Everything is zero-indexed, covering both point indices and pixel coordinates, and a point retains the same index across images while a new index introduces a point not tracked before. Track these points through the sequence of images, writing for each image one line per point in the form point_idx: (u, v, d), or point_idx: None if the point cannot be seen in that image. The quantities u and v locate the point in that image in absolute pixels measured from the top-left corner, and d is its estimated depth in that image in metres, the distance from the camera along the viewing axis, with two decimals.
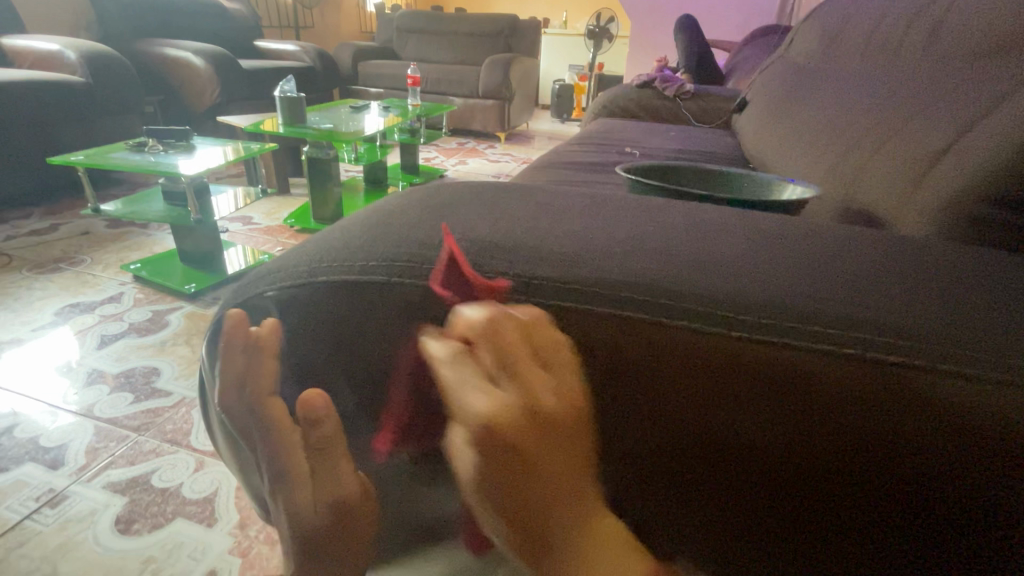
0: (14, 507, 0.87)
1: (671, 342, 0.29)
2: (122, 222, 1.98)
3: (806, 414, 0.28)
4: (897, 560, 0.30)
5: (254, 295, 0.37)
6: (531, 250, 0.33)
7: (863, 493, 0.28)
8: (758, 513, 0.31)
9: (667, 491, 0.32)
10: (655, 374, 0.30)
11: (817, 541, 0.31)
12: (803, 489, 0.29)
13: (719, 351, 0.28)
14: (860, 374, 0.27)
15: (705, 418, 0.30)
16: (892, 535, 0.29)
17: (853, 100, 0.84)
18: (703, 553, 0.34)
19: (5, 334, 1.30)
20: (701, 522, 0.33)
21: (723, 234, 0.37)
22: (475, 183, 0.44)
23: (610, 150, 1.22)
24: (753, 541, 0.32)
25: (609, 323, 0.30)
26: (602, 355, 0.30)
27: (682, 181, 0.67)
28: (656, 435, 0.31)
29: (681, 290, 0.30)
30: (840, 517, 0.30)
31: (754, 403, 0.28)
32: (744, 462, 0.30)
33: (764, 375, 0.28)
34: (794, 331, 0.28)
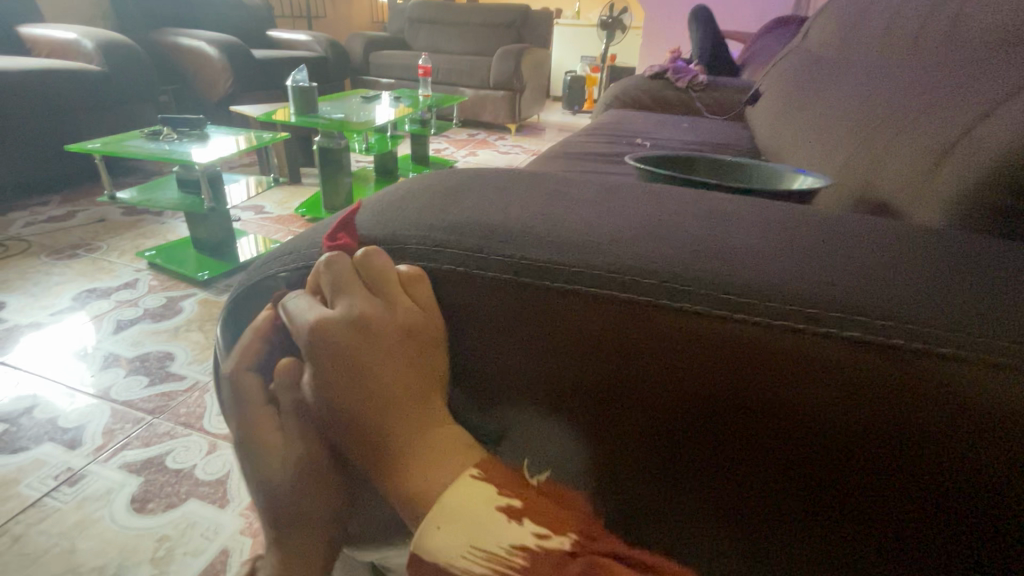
0: (33, 484, 0.89)
1: (684, 323, 0.30)
2: (137, 210, 2.01)
3: (809, 393, 0.29)
4: (864, 524, 0.31)
5: (265, 277, 0.37)
6: (538, 234, 0.33)
7: (837, 460, 0.30)
8: (732, 478, 0.33)
9: (668, 467, 0.34)
10: (663, 354, 0.30)
11: (813, 517, 0.32)
12: (778, 455, 0.31)
13: (729, 331, 0.29)
14: (846, 350, 0.28)
15: (686, 387, 0.31)
16: (861, 500, 0.30)
17: (868, 91, 0.83)
18: (680, 516, 0.35)
19: (25, 318, 1.33)
20: (701, 498, 0.34)
21: (732, 221, 0.37)
22: (484, 170, 0.45)
23: (620, 142, 1.21)
24: (750, 517, 0.33)
25: (608, 304, 0.30)
26: (613, 335, 0.31)
27: (692, 172, 0.66)
28: (662, 412, 0.32)
29: (685, 274, 0.30)
30: (815, 484, 0.31)
31: (734, 374, 0.30)
32: (744, 438, 0.31)
33: (773, 356, 0.29)
34: (808, 314, 0.29)
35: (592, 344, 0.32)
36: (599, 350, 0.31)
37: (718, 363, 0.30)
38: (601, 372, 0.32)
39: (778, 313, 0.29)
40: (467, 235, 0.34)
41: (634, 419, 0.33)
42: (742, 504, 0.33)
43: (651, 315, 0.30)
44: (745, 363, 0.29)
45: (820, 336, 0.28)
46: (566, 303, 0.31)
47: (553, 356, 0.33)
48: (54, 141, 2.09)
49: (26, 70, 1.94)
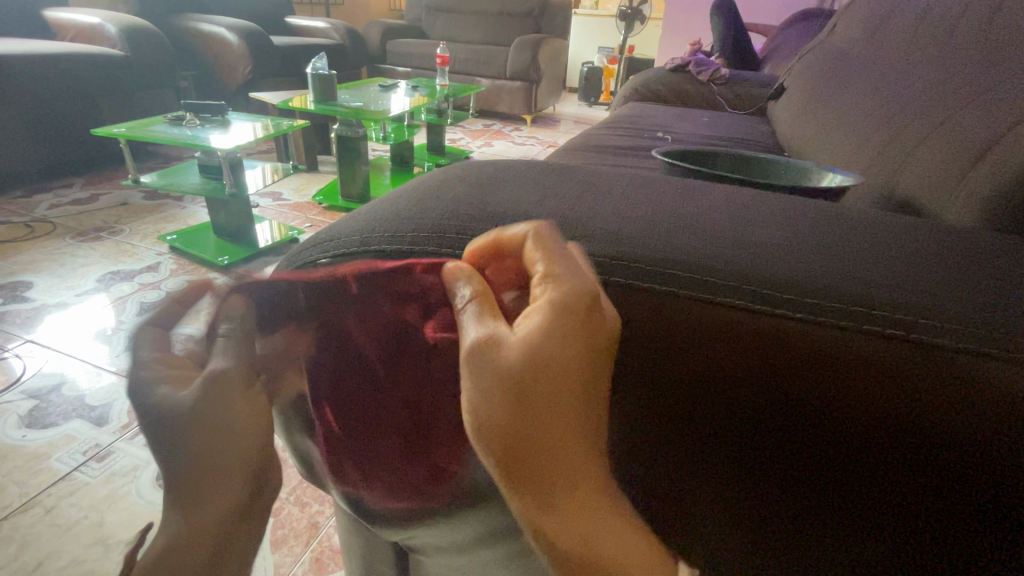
0: (63, 459, 0.92)
1: (715, 315, 0.30)
2: (158, 194, 2.04)
3: (843, 394, 0.28)
4: (901, 538, 0.30)
5: (303, 263, 0.38)
6: (576, 227, 0.34)
7: (877, 468, 0.29)
8: (770, 489, 0.31)
9: (686, 478, 0.32)
10: (696, 348, 0.30)
11: (826, 534, 0.31)
12: (817, 461, 0.29)
13: (761, 327, 0.29)
14: (877, 348, 0.28)
15: (725, 385, 0.30)
16: (901, 510, 0.29)
17: (898, 89, 0.82)
18: (710, 533, 0.33)
19: (51, 299, 1.37)
20: (713, 513, 0.33)
21: (765, 217, 0.37)
22: (514, 162, 0.45)
23: (640, 135, 1.21)
24: (760, 535, 0.32)
25: (649, 295, 0.31)
26: (641, 328, 0.31)
27: (717, 167, 0.66)
28: (688, 414, 0.31)
29: (723, 269, 0.31)
30: (853, 495, 0.30)
31: (773, 372, 0.29)
32: (770, 445, 0.30)
33: (804, 352, 0.28)
34: (836, 310, 0.29)
35: (620, 337, 0.31)
36: (627, 342, 0.31)
37: (749, 359, 0.29)
38: (629, 368, 0.31)
39: (805, 307, 0.29)
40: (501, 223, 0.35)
41: (656, 422, 0.32)
42: (755, 521, 0.32)
43: (680, 308, 0.30)
44: (777, 360, 0.29)
45: (856, 332, 0.28)
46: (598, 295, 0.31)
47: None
48: (78, 125, 2.12)
49: (52, 55, 1.97)
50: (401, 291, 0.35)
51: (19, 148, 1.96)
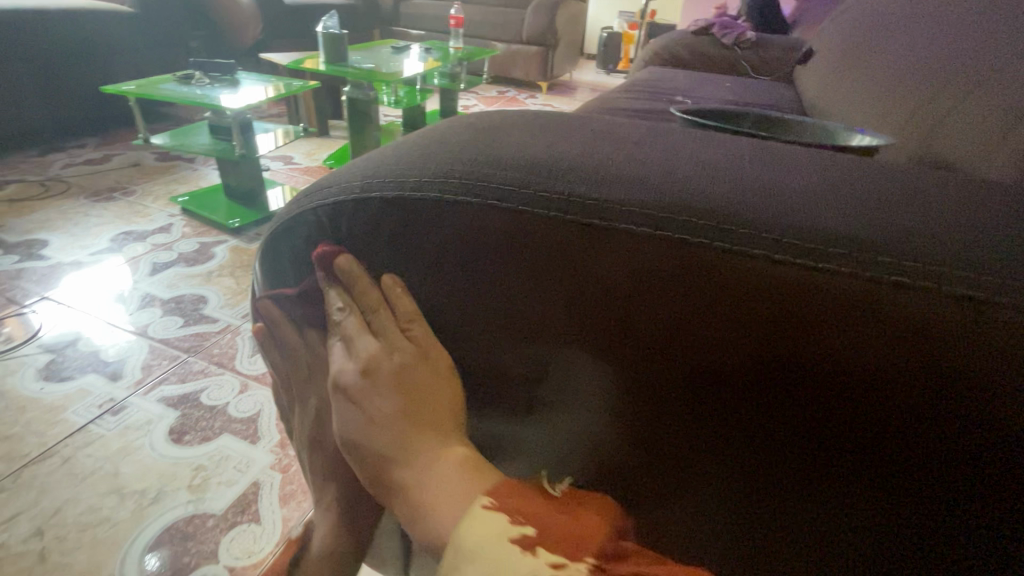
0: (79, 411, 0.94)
1: (738, 268, 0.28)
2: (170, 156, 2.04)
3: (862, 356, 0.27)
4: (888, 482, 0.30)
5: (303, 209, 0.37)
6: (590, 172, 0.32)
7: (849, 414, 0.29)
8: (750, 439, 0.32)
9: (687, 430, 0.33)
10: (710, 304, 0.29)
11: (824, 490, 0.32)
12: (794, 410, 0.30)
13: (787, 282, 0.28)
14: (857, 295, 0.27)
15: (698, 336, 0.30)
16: (884, 455, 0.29)
17: (939, 47, 0.76)
18: (699, 477, 0.35)
19: (66, 257, 1.38)
20: (694, 460, 0.34)
21: (794, 167, 0.35)
22: (527, 112, 0.43)
23: (659, 99, 1.16)
24: (755, 489, 0.34)
25: (643, 243, 0.29)
26: (657, 283, 0.30)
27: (738, 124, 0.63)
28: (686, 368, 0.31)
29: (735, 215, 0.29)
30: (833, 442, 0.30)
31: (745, 322, 0.29)
32: (777, 403, 0.30)
33: (831, 312, 0.27)
34: (875, 264, 0.27)
35: (633, 290, 0.31)
36: (638, 296, 0.31)
37: (768, 319, 0.28)
38: (635, 321, 0.31)
39: (841, 259, 0.27)
40: (347, 252, 0.37)
41: (665, 375, 0.32)
42: (752, 475, 0.33)
43: (701, 260, 0.29)
44: (797, 319, 0.28)
45: (893, 293, 0.26)
46: (616, 245, 0.30)
47: (588, 296, 0.32)
48: (89, 84, 2.11)
49: (61, 10, 1.94)
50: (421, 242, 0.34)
51: (32, 106, 1.95)
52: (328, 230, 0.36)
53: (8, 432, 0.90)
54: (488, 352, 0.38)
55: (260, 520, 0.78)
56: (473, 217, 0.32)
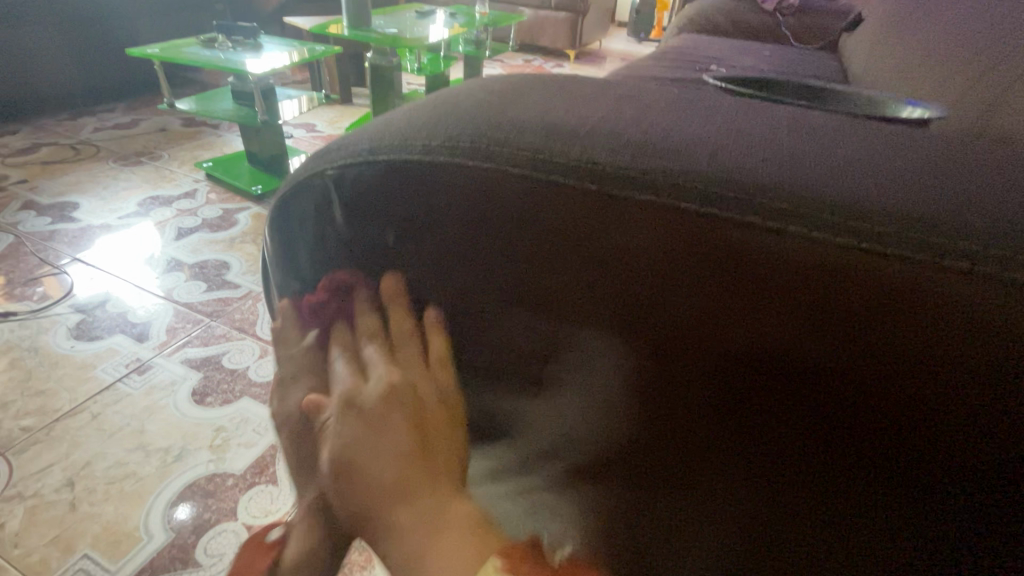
0: (108, 370, 0.98)
1: (778, 247, 0.26)
2: (196, 121, 2.05)
3: (899, 351, 0.25)
4: (895, 472, 0.28)
5: (313, 174, 0.36)
6: (614, 138, 0.30)
7: (868, 403, 0.27)
8: (757, 421, 0.30)
9: (695, 419, 0.32)
10: (740, 288, 0.27)
11: (825, 475, 0.30)
12: (807, 395, 0.28)
13: (823, 263, 0.25)
14: (889, 275, 0.24)
15: (713, 315, 0.28)
16: (895, 446, 0.27)
17: (1002, 11, 0.70)
18: (694, 455, 0.33)
19: (96, 220, 1.41)
20: (694, 441, 0.33)
21: (839, 138, 0.32)
22: (551, 75, 0.40)
23: (693, 67, 1.11)
24: (765, 481, 0.32)
25: (659, 216, 0.27)
26: (689, 262, 0.27)
27: (775, 93, 0.59)
28: (696, 347, 0.29)
29: (771, 185, 0.26)
30: (843, 430, 0.28)
31: (766, 300, 0.26)
32: (795, 392, 0.28)
33: (860, 294, 0.25)
34: (927, 242, 0.24)
35: (659, 268, 0.28)
36: (665, 277, 0.28)
37: (807, 306, 0.26)
38: (645, 296, 0.29)
39: (892, 239, 0.25)
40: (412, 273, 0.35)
41: (675, 362, 0.30)
42: (761, 462, 0.31)
43: (741, 234, 0.26)
44: (826, 301, 0.25)
45: (944, 281, 0.24)
46: (648, 217, 0.27)
47: (608, 271, 0.29)
48: (117, 47, 2.12)
49: None
50: (439, 204, 0.32)
51: (63, 69, 1.98)
52: (332, 193, 0.35)
53: (42, 387, 0.94)
54: (499, 320, 0.34)
55: (277, 481, 0.80)
56: (486, 185, 0.30)
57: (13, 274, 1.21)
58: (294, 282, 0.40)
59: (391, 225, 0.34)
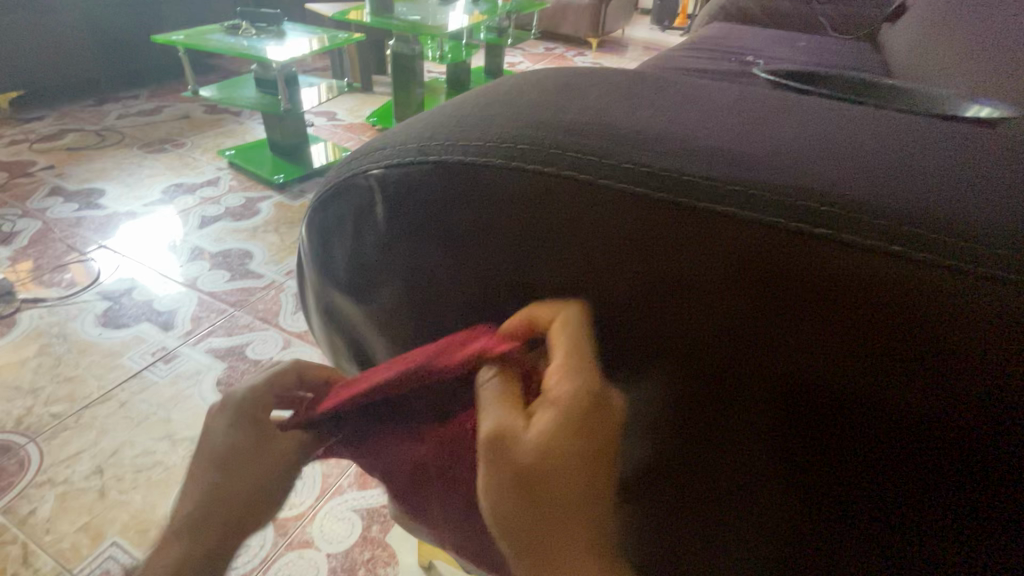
0: (134, 358, 0.99)
1: (796, 254, 0.24)
2: (218, 108, 2.05)
3: (944, 369, 0.22)
4: (947, 529, 0.24)
5: (355, 173, 0.34)
6: (681, 142, 0.27)
7: (908, 433, 0.23)
8: (781, 457, 0.26)
9: (710, 449, 0.28)
10: (765, 295, 0.24)
11: (864, 530, 0.25)
12: (838, 425, 0.24)
13: (861, 270, 0.23)
14: (933, 283, 0.22)
15: (732, 325, 0.25)
16: (944, 492, 0.23)
17: None
18: (709, 495, 0.29)
19: (122, 207, 1.42)
20: (707, 476, 0.29)
21: (930, 141, 0.29)
22: (604, 70, 0.38)
23: (729, 58, 1.07)
24: (784, 538, 0.28)
25: (687, 215, 0.25)
26: (697, 269, 0.25)
27: (827, 89, 0.56)
28: (712, 362, 0.26)
29: (840, 190, 0.24)
30: (879, 469, 0.24)
31: (791, 309, 0.24)
32: (826, 419, 0.24)
33: (900, 304, 0.22)
34: (957, 248, 0.22)
35: (668, 277, 0.26)
36: (671, 287, 0.26)
37: (824, 321, 0.23)
38: (660, 302, 0.27)
39: (913, 245, 0.22)
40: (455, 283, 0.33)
41: (690, 380, 0.27)
42: (785, 509, 0.27)
43: (758, 237, 0.24)
44: (861, 312, 0.23)
45: (973, 291, 0.21)
46: (663, 216, 0.26)
47: (619, 281, 0.28)
48: (142, 33, 2.13)
49: None
50: (486, 207, 0.30)
51: (89, 55, 1.99)
52: (373, 194, 0.33)
53: (71, 373, 0.95)
54: None
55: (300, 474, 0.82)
56: (538, 188, 0.29)
57: (42, 260, 1.23)
58: (330, 285, 0.38)
59: (432, 228, 0.32)
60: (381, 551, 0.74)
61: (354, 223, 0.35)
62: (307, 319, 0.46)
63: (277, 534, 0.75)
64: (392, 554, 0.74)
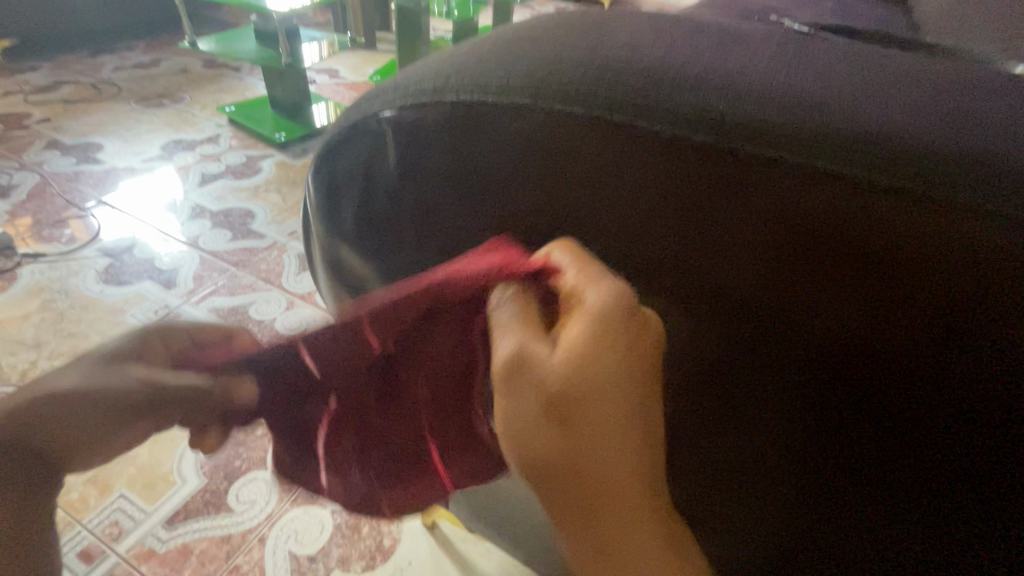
0: (137, 315, 0.98)
1: (833, 203, 0.23)
2: (216, 62, 1.98)
3: (972, 324, 0.22)
4: (953, 477, 0.25)
5: (365, 116, 0.33)
6: (722, 82, 0.25)
7: (924, 386, 0.23)
8: (795, 407, 0.27)
9: (723, 401, 0.29)
10: (792, 251, 0.24)
11: (870, 475, 0.27)
12: (856, 377, 0.25)
13: (896, 224, 0.22)
14: (974, 235, 0.21)
15: (756, 281, 0.25)
16: (953, 443, 0.24)
17: None
18: (722, 440, 0.30)
19: (120, 163, 1.39)
20: (721, 424, 0.30)
21: (993, 87, 0.27)
22: (634, 10, 0.35)
23: (752, 17, 1.01)
24: (799, 484, 0.29)
25: (721, 167, 0.24)
26: (725, 226, 0.25)
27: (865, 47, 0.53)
28: (735, 316, 0.26)
29: (892, 138, 0.22)
30: (889, 422, 0.25)
31: (819, 263, 0.24)
32: (842, 372, 0.25)
33: (934, 256, 0.22)
34: (1008, 196, 0.21)
35: (694, 236, 0.26)
36: (697, 242, 0.26)
37: (852, 275, 0.23)
38: (684, 256, 0.26)
39: (961, 192, 0.21)
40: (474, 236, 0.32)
41: (710, 331, 0.27)
42: (794, 455, 0.28)
43: (789, 188, 0.23)
44: (892, 268, 0.22)
45: (1003, 250, 0.21)
46: (696, 169, 0.25)
47: (645, 239, 0.27)
48: None
49: None
50: (511, 154, 0.29)
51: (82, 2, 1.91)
52: (386, 138, 0.32)
53: (74, 329, 0.94)
54: None
55: None
56: (566, 133, 0.27)
57: (41, 214, 1.21)
58: (338, 237, 0.37)
59: (451, 175, 0.31)
60: None
61: (365, 172, 0.33)
62: (314, 275, 0.45)
63: (283, 490, 0.76)
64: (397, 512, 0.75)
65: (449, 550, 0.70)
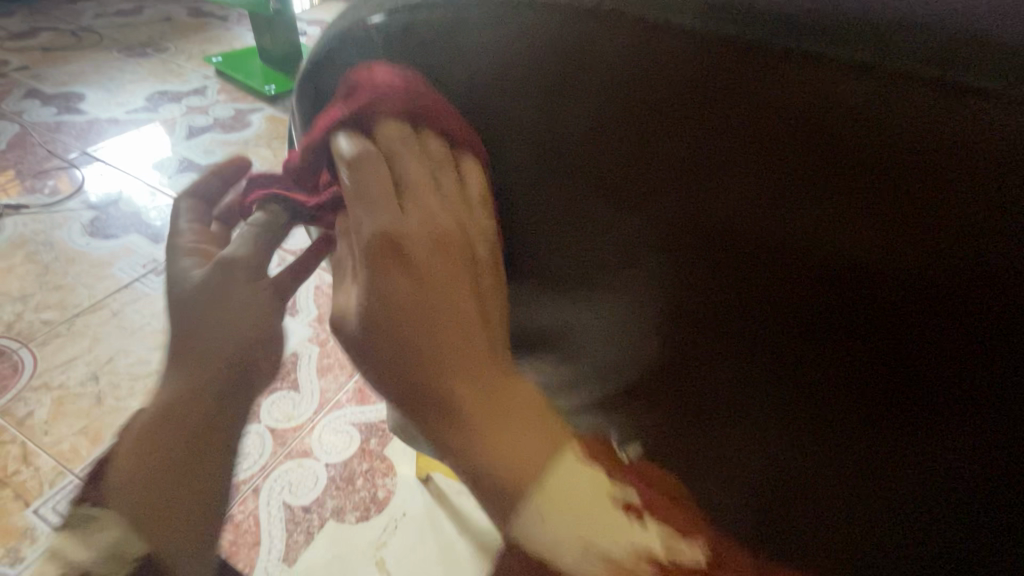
0: (124, 269, 0.95)
1: (809, 86, 0.24)
2: (202, 11, 1.89)
3: (929, 204, 0.24)
4: (909, 364, 0.27)
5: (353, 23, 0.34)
6: None
7: (887, 273, 0.26)
8: (772, 308, 0.29)
9: (705, 309, 0.31)
10: (771, 144, 0.26)
11: (839, 375, 0.29)
12: (828, 269, 0.27)
13: (866, 108, 0.24)
14: (936, 115, 0.23)
15: (738, 177, 0.27)
16: (910, 329, 0.26)
17: None
18: (705, 353, 0.32)
19: (103, 114, 1.34)
20: (703, 336, 0.31)
21: None
22: None
23: None
24: (774, 396, 0.31)
25: (708, 58, 0.26)
26: (712, 127, 0.27)
27: None
28: (718, 217, 0.28)
29: (865, 25, 0.24)
30: (855, 316, 0.27)
31: (795, 155, 0.25)
32: (815, 266, 0.27)
33: (899, 137, 0.24)
34: (966, 79, 0.23)
35: (682, 137, 0.27)
36: (685, 145, 0.28)
37: (825, 165, 0.25)
38: (670, 156, 0.28)
39: (925, 74, 0.23)
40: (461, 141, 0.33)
41: (695, 234, 0.29)
42: (769, 363, 0.30)
43: (771, 77, 0.25)
44: (859, 157, 0.24)
45: (961, 128, 0.23)
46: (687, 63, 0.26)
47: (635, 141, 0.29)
48: None
49: None
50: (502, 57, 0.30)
51: None
52: (377, 42, 0.33)
53: (60, 282, 0.92)
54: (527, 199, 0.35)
55: (298, 389, 0.82)
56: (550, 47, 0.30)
57: (22, 165, 1.17)
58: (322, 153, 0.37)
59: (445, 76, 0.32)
60: (379, 463, 0.75)
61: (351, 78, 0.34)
62: None
63: (277, 444, 0.76)
64: (391, 466, 0.75)
65: (445, 504, 0.70)
